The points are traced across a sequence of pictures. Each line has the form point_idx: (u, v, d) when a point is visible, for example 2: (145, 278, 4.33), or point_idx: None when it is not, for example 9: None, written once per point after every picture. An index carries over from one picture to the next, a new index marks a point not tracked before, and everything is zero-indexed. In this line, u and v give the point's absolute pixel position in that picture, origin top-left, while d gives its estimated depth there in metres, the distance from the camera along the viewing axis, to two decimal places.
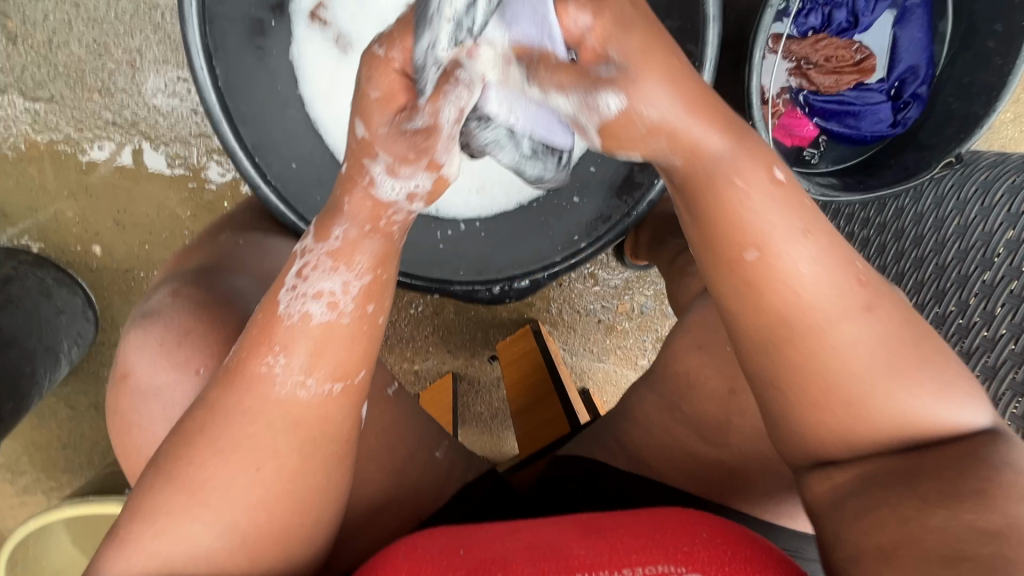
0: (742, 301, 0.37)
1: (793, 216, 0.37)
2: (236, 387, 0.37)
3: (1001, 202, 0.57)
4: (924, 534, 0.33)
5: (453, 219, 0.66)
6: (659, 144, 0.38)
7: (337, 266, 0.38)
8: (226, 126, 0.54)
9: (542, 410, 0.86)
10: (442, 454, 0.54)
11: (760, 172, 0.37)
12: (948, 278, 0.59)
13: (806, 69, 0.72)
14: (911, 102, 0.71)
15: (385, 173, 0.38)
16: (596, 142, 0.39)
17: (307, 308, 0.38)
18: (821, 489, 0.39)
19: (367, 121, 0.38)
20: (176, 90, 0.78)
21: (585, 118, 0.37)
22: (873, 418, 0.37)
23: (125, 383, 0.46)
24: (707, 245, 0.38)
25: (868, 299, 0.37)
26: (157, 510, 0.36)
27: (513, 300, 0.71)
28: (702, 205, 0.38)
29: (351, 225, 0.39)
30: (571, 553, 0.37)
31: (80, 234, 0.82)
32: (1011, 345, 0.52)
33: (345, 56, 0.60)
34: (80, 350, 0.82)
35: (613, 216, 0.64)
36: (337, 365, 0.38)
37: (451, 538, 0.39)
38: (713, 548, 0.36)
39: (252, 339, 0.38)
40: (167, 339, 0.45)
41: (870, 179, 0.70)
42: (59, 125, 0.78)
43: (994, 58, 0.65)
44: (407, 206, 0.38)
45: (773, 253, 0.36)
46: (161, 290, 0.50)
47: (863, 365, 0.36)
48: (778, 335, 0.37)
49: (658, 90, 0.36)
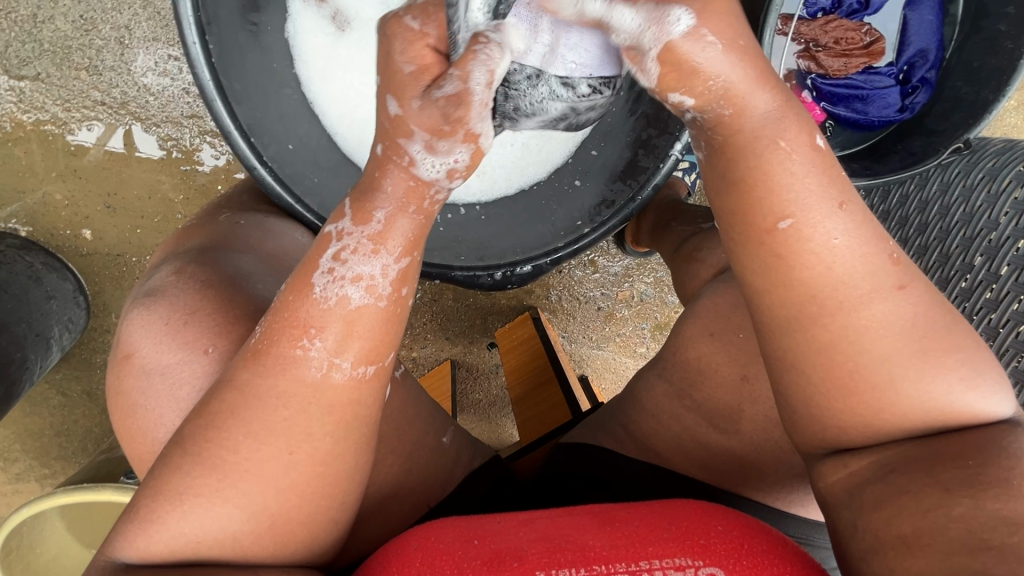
0: (767, 273, 0.37)
1: (830, 188, 0.36)
2: (268, 368, 0.36)
3: (1007, 189, 0.56)
4: (947, 523, 0.32)
5: (453, 203, 0.65)
6: (716, 87, 0.36)
7: (377, 250, 0.37)
8: (221, 104, 0.52)
9: (541, 399, 0.85)
10: (449, 440, 0.53)
11: (801, 136, 0.37)
12: (952, 266, 0.59)
13: (815, 52, 0.71)
14: (919, 87, 0.70)
15: (422, 150, 0.36)
16: (656, 73, 0.36)
17: (344, 292, 0.37)
18: (835, 479, 0.38)
19: (399, 96, 0.36)
20: (167, 69, 0.76)
21: (649, 42, 0.35)
22: (898, 402, 0.36)
23: (128, 363, 0.44)
24: (738, 204, 0.37)
25: (900, 279, 0.36)
26: (163, 504, 0.35)
27: (516, 287, 0.66)
28: (740, 169, 0.37)
29: (392, 206, 0.37)
30: (587, 545, 0.36)
31: (71, 218, 0.80)
32: (1017, 332, 0.53)
33: (344, 35, 0.59)
34: (70, 336, 0.80)
35: (617, 201, 0.63)
36: (370, 349, 0.37)
37: (466, 530, 0.39)
38: (728, 540, 0.36)
39: (280, 322, 0.37)
40: (171, 319, 0.44)
41: (878, 165, 0.69)
42: (45, 105, 0.75)
43: (1004, 43, 0.63)
44: (447, 183, 0.37)
45: (809, 222, 0.36)
46: (164, 269, 0.48)
47: (891, 345, 0.36)
48: (805, 311, 0.37)
49: (716, 26, 0.35)
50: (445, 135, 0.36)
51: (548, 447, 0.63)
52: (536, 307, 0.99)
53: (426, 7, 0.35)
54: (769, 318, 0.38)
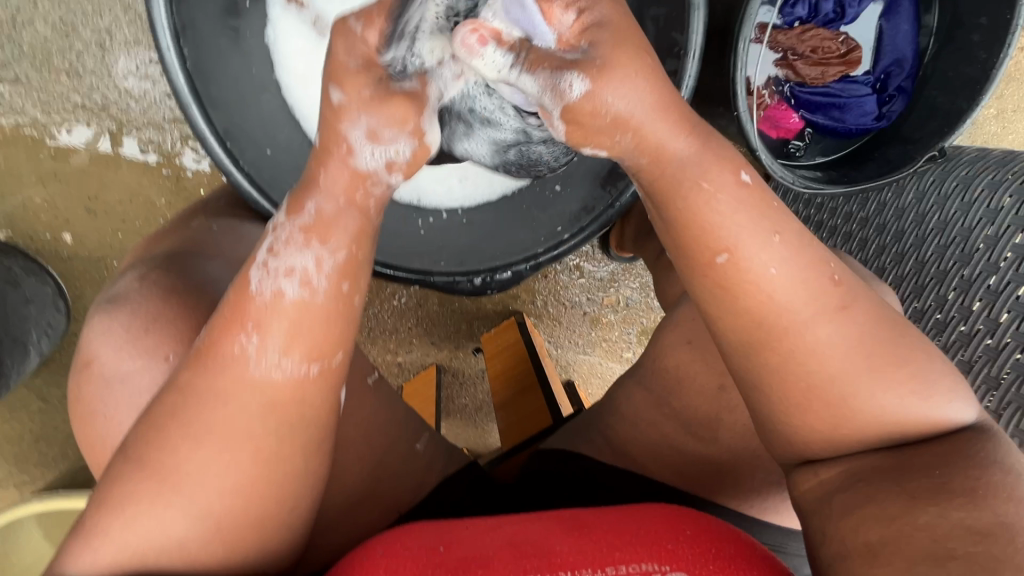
0: (716, 301, 0.39)
1: (761, 219, 0.38)
2: (207, 368, 0.36)
3: (981, 197, 0.57)
4: (913, 532, 0.34)
5: (434, 209, 0.66)
6: (625, 141, 0.39)
7: (310, 240, 0.37)
8: (196, 109, 0.52)
9: (526, 402, 0.85)
10: (422, 446, 0.53)
11: (726, 173, 0.38)
12: (927, 274, 0.60)
13: (792, 60, 0.70)
14: (896, 95, 0.70)
15: (365, 139, 0.37)
16: (561, 129, 0.39)
17: (280, 286, 0.37)
18: (809, 486, 0.40)
19: (342, 86, 0.36)
20: (148, 73, 0.75)
21: (550, 102, 0.36)
22: (854, 417, 0.38)
23: (90, 370, 0.44)
24: (677, 242, 0.39)
25: (842, 299, 0.38)
26: (112, 510, 0.35)
27: (496, 293, 0.68)
28: (673, 207, 0.39)
29: (327, 198, 0.38)
30: (553, 550, 0.36)
31: (51, 221, 0.80)
32: (986, 340, 0.54)
33: (321, 40, 0.58)
34: (51, 342, 0.81)
35: (597, 207, 0.64)
36: (311, 347, 0.37)
37: (438, 532, 0.39)
38: (696, 545, 0.36)
39: (223, 320, 0.37)
40: (135, 324, 0.43)
41: (854, 172, 0.69)
42: (25, 108, 0.75)
43: (977, 52, 0.63)
44: (386, 175, 0.38)
45: (743, 256, 0.37)
46: (131, 275, 0.47)
47: (841, 365, 0.38)
48: (755, 339, 0.38)
49: (625, 83, 0.36)
50: (391, 126, 0.37)
51: (526, 454, 0.63)
52: (521, 312, 0.99)
53: (371, 12, 0.37)
54: (728, 329, 0.39)
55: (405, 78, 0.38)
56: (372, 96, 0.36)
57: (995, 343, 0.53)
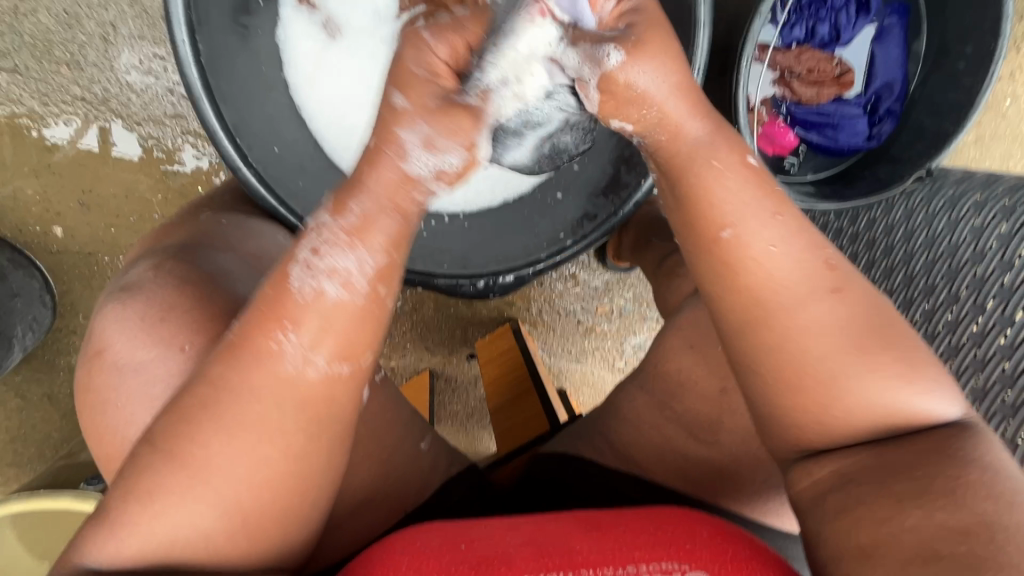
0: (717, 273, 0.41)
1: (762, 199, 0.40)
2: (238, 362, 0.37)
3: (966, 216, 0.60)
4: (902, 533, 0.35)
5: (440, 213, 0.66)
6: (650, 115, 0.41)
7: (353, 243, 0.38)
8: (207, 103, 0.52)
9: (521, 409, 0.85)
10: (426, 446, 0.56)
11: (732, 155, 0.41)
12: (916, 287, 0.62)
13: (789, 80, 0.73)
14: (884, 118, 0.73)
15: (418, 145, 0.37)
16: (595, 100, 0.42)
17: (320, 285, 0.37)
18: (802, 487, 0.41)
19: (405, 93, 0.37)
20: (152, 68, 0.75)
21: (588, 73, 0.40)
22: (842, 399, 0.39)
23: (101, 359, 0.44)
24: (686, 217, 0.42)
25: (835, 283, 0.40)
26: (136, 499, 0.36)
27: (496, 297, 0.71)
28: (684, 183, 0.41)
29: (371, 201, 0.38)
30: (575, 549, 0.38)
31: (42, 214, 0.78)
32: (971, 351, 0.55)
33: (334, 41, 0.60)
34: (35, 337, 0.80)
35: (600, 215, 0.65)
36: (347, 348, 0.38)
37: (453, 535, 0.41)
38: (712, 546, 0.38)
39: (259, 314, 0.37)
40: (150, 314, 0.44)
41: (846, 189, 0.71)
42: (21, 98, 0.74)
43: (963, 79, 0.66)
44: (431, 184, 0.38)
45: (746, 231, 0.40)
46: (144, 263, 0.48)
47: (833, 345, 0.39)
48: (752, 314, 0.40)
49: (652, 62, 0.40)
50: (446, 136, 0.37)
51: (524, 458, 0.64)
52: (516, 318, 1.00)
53: (444, 27, 0.38)
54: (729, 326, 0.41)
55: (469, 92, 0.38)
56: (437, 107, 0.37)
57: (982, 354, 0.54)
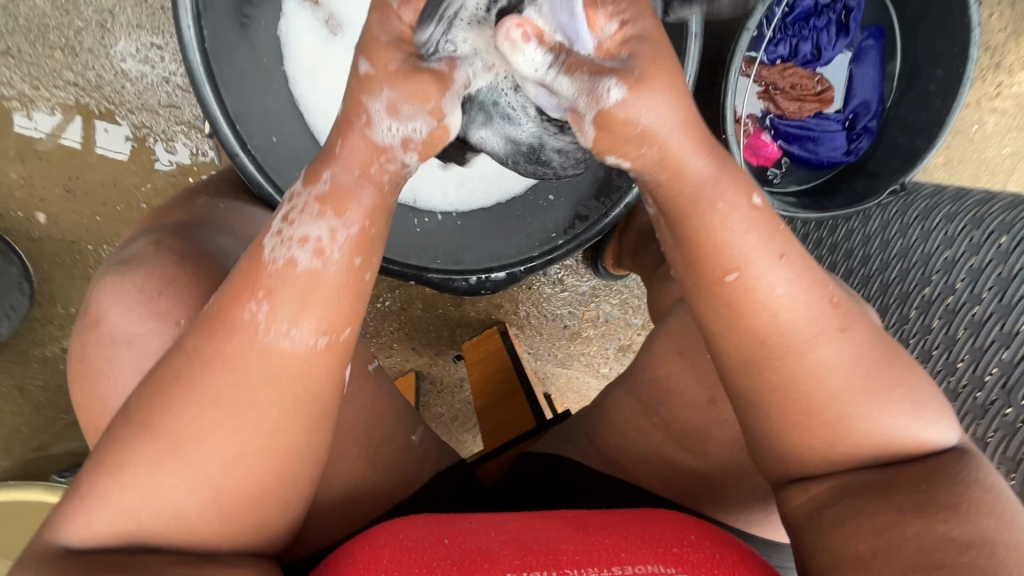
0: (723, 318, 0.41)
1: (768, 241, 0.40)
2: (216, 335, 0.37)
3: (938, 227, 0.64)
4: (903, 542, 0.36)
5: (430, 210, 0.68)
6: (649, 153, 0.39)
7: (324, 211, 0.38)
8: (208, 88, 0.52)
9: (506, 410, 0.85)
10: (418, 438, 0.56)
11: (739, 195, 0.40)
12: (891, 294, 0.66)
13: (773, 94, 0.76)
14: (862, 134, 0.76)
15: (386, 112, 0.37)
16: (590, 135, 0.38)
17: (292, 255, 0.37)
18: (798, 503, 0.42)
19: (372, 60, 0.37)
20: (148, 56, 0.74)
21: (585, 106, 0.36)
22: (850, 437, 0.41)
23: (96, 330, 0.45)
24: (688, 259, 0.41)
25: (841, 322, 0.41)
26: (115, 471, 0.36)
27: (489, 294, 0.70)
28: (686, 224, 0.40)
29: (342, 169, 0.38)
30: (560, 549, 0.39)
31: (24, 200, 0.77)
32: (943, 354, 0.59)
33: (335, 38, 0.61)
34: (10, 324, 0.79)
35: (590, 216, 0.67)
36: (323, 320, 0.37)
37: (435, 530, 0.41)
38: (701, 550, 0.39)
39: (235, 286, 0.37)
40: (147, 289, 0.45)
41: (826, 202, 0.74)
42: (12, 81, 0.73)
43: (933, 99, 0.70)
44: (402, 153, 0.38)
45: (753, 276, 0.40)
46: (143, 240, 0.49)
47: (841, 385, 0.40)
48: (759, 358, 0.41)
49: (659, 97, 0.37)
50: (412, 103, 0.37)
51: (511, 454, 0.66)
52: (504, 321, 1.00)
53: None
54: (732, 365, 0.42)
55: (434, 60, 0.38)
56: (399, 70, 0.37)
57: (952, 357, 0.58)
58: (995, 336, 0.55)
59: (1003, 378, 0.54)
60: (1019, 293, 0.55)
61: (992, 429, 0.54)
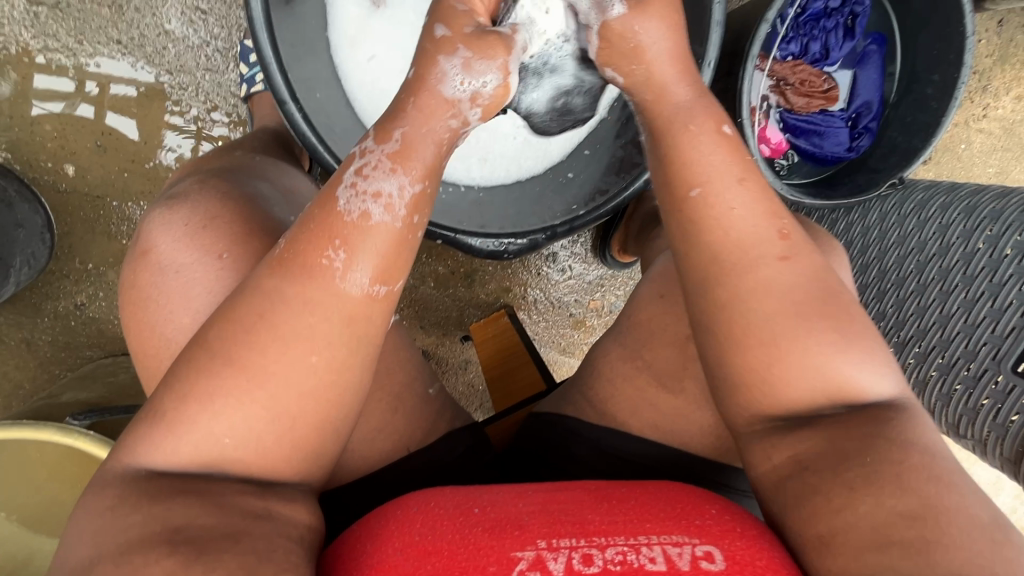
0: (682, 229, 0.45)
1: (732, 164, 0.45)
2: (292, 275, 0.39)
3: (933, 216, 0.68)
4: (855, 521, 0.35)
5: (454, 182, 0.72)
6: (638, 71, 0.49)
7: (395, 168, 0.41)
8: (265, 37, 0.55)
9: (515, 381, 0.87)
10: (435, 392, 0.57)
11: (710, 121, 0.47)
12: (889, 280, 0.71)
13: (783, 88, 0.82)
14: (863, 133, 0.81)
15: (458, 68, 0.43)
16: (596, 46, 0.51)
17: (366, 208, 0.40)
18: (765, 467, 0.42)
19: (449, 24, 0.45)
20: (192, 19, 0.77)
21: (594, 16, 0.50)
22: (789, 366, 0.42)
23: (146, 258, 0.47)
24: (663, 174, 0.47)
25: (787, 250, 0.43)
26: (164, 412, 0.37)
27: (512, 257, 0.75)
28: (663, 140, 0.47)
29: (410, 128, 0.43)
30: (587, 519, 0.40)
31: (55, 151, 0.79)
32: (938, 332, 0.64)
33: (378, 10, 0.66)
34: (30, 273, 0.78)
35: (611, 190, 0.70)
36: (381, 268, 0.40)
37: (465, 500, 0.43)
38: (722, 522, 0.40)
39: (309, 233, 0.40)
40: (193, 221, 0.47)
41: (830, 192, 0.78)
42: (57, 34, 0.76)
43: (930, 102, 0.75)
44: (468, 107, 0.44)
45: (714, 190, 0.44)
46: (189, 180, 0.52)
47: (782, 307, 0.42)
48: (711, 270, 0.44)
49: (654, 23, 0.48)
50: (482, 61, 0.44)
51: (519, 415, 0.69)
52: (512, 305, 1.03)
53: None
54: (691, 282, 0.45)
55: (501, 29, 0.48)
56: (468, 33, 0.44)
57: (948, 333, 0.63)
58: (987, 310, 0.59)
59: (994, 350, 0.58)
60: (1009, 271, 0.58)
61: (985, 395, 0.59)
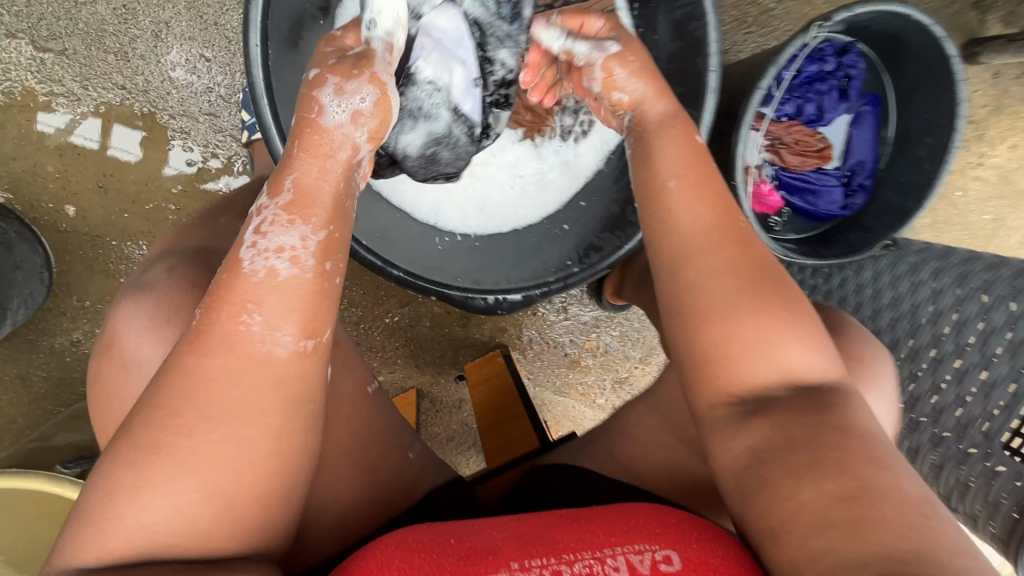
0: (654, 222, 0.49)
1: (695, 165, 0.49)
2: (209, 345, 0.39)
3: (926, 280, 0.68)
4: (806, 502, 0.37)
5: (451, 231, 0.74)
6: (627, 89, 0.54)
7: (293, 221, 0.43)
8: (266, 102, 0.56)
9: (510, 429, 0.85)
10: (415, 455, 0.58)
11: (678, 130, 0.51)
12: (881, 340, 0.71)
13: (778, 148, 0.82)
14: (858, 191, 0.82)
15: (333, 98, 0.47)
16: (603, 78, 0.54)
17: (271, 264, 0.41)
18: (725, 459, 0.43)
19: (318, 65, 0.49)
20: (196, 67, 0.79)
21: (596, 54, 0.55)
22: (748, 350, 0.44)
23: (114, 352, 0.48)
24: (638, 171, 0.51)
25: (746, 244, 0.46)
26: (105, 498, 0.37)
27: (505, 314, 0.71)
28: (639, 144, 0.52)
29: (300, 176, 0.44)
30: (558, 538, 0.42)
31: (57, 192, 0.80)
32: (929, 401, 0.65)
33: None
34: (27, 313, 0.77)
35: (605, 248, 0.69)
36: (306, 324, 0.41)
37: (441, 531, 0.44)
38: (679, 528, 0.42)
39: (218, 304, 0.40)
40: (155, 316, 0.48)
41: (822, 249, 0.79)
42: (63, 80, 0.77)
43: (922, 164, 0.75)
44: (351, 127, 0.47)
45: (682, 184, 0.48)
46: (161, 266, 0.52)
47: (741, 297, 0.44)
48: (678, 260, 0.47)
49: (632, 55, 0.54)
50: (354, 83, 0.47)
51: (514, 471, 0.65)
52: (507, 345, 1.03)
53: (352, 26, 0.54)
54: (662, 274, 0.48)
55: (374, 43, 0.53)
56: (333, 64, 0.49)
57: (938, 402, 0.64)
58: (976, 383, 0.61)
59: (982, 424, 0.60)
60: (998, 346, 0.60)
61: (974, 474, 0.60)
